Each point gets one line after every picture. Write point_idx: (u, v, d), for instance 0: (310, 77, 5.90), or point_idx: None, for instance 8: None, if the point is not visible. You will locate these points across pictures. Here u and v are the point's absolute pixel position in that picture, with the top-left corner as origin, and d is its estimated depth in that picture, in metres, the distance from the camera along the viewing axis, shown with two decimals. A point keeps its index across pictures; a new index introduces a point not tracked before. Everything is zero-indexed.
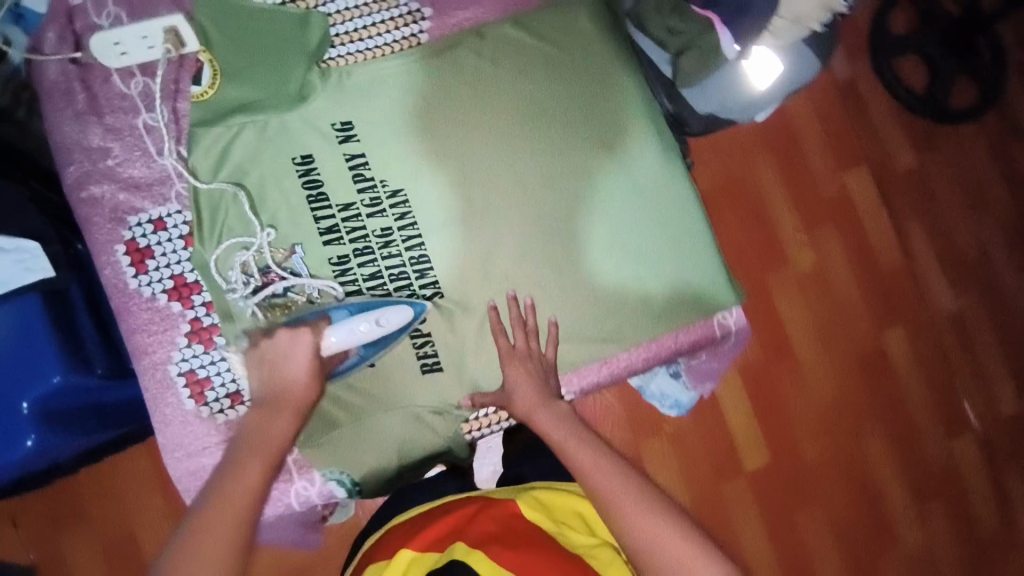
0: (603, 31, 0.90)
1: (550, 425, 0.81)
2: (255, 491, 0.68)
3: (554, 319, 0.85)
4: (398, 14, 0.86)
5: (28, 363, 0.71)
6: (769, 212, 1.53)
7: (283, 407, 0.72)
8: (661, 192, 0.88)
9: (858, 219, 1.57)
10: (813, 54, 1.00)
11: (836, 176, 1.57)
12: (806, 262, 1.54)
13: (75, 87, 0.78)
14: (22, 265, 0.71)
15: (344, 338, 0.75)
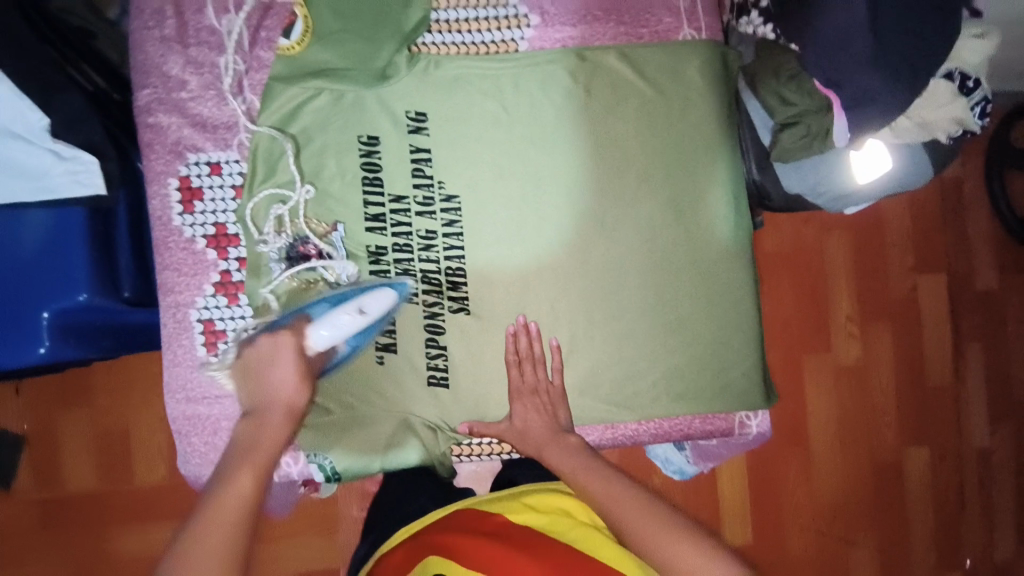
0: (714, 84, 0.82)
1: (559, 457, 0.76)
2: (249, 502, 0.57)
3: (555, 340, 0.81)
4: (503, 15, 0.81)
5: (60, 273, 0.72)
6: (826, 296, 1.44)
7: (272, 410, 0.65)
8: (719, 267, 0.83)
9: (918, 327, 1.47)
10: (931, 162, 0.92)
11: (908, 279, 1.46)
12: (850, 358, 1.45)
13: (167, 11, 0.76)
14: (74, 177, 0.71)
15: (328, 334, 0.71)
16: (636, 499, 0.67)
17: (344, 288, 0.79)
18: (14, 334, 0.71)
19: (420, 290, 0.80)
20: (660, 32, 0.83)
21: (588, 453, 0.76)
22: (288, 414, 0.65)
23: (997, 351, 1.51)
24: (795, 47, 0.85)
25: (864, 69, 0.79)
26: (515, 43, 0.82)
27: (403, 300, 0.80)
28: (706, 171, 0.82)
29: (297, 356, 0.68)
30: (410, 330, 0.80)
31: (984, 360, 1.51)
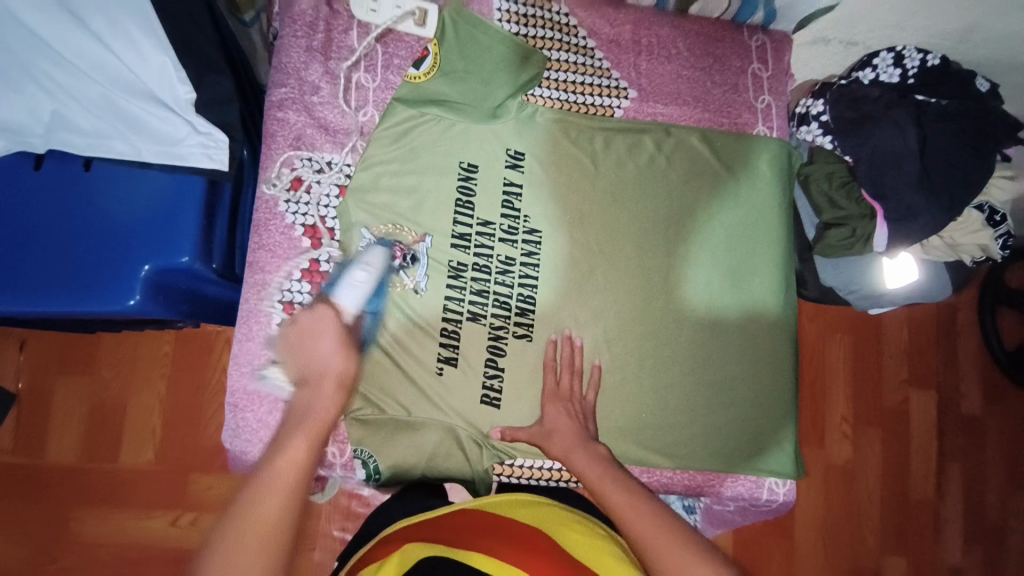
0: (780, 177, 0.92)
1: (583, 462, 0.77)
2: (303, 472, 0.61)
3: (599, 362, 0.86)
4: (605, 85, 0.91)
5: (169, 234, 0.76)
6: (827, 394, 1.51)
7: (324, 382, 0.69)
8: (763, 340, 0.90)
9: (908, 438, 1.54)
10: (950, 280, 1.03)
11: (903, 390, 1.54)
12: (842, 457, 1.51)
13: (318, 26, 0.85)
14: (205, 151, 0.76)
15: (352, 295, 0.76)
16: (630, 496, 0.72)
17: (422, 294, 0.83)
18: (110, 283, 0.73)
19: (490, 311, 0.84)
20: (737, 124, 0.94)
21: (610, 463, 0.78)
22: (336, 387, 0.69)
23: (980, 476, 1.56)
24: (847, 159, 0.97)
25: (910, 189, 0.91)
26: (612, 110, 0.92)
27: (472, 318, 0.84)
28: (763, 253, 0.91)
29: (336, 323, 0.73)
30: (473, 347, 0.84)
31: (963, 483, 1.55)
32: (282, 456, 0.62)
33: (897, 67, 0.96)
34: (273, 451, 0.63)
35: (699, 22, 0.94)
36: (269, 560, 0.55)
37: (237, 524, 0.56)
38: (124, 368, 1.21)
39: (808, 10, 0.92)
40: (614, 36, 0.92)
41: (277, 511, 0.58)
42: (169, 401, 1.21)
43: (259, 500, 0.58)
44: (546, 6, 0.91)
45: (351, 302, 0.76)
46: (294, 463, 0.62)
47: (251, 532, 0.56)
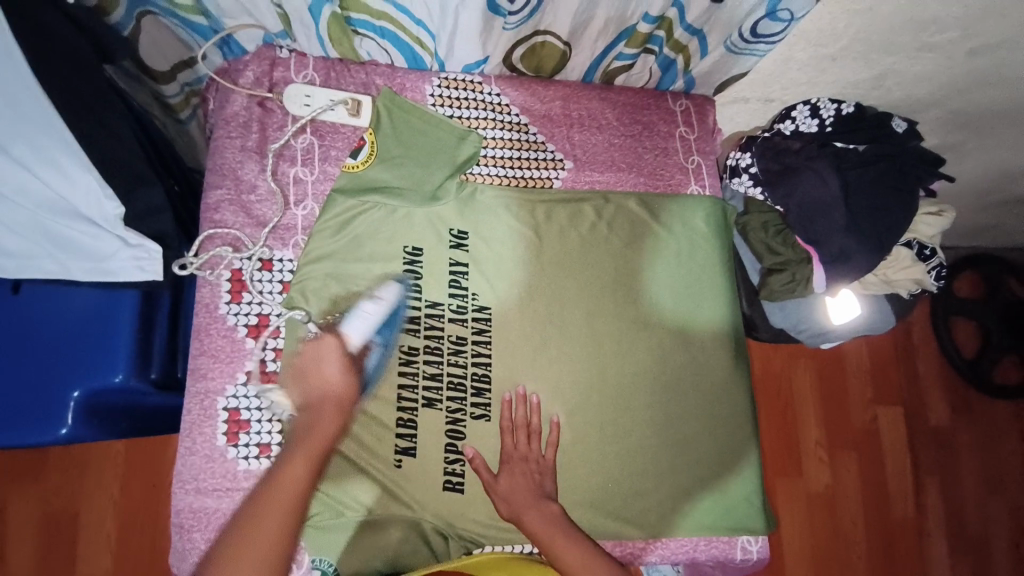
0: (719, 233, 0.95)
1: (542, 525, 0.78)
2: (300, 484, 0.71)
3: (557, 418, 0.85)
4: (542, 158, 0.94)
5: (102, 355, 0.73)
6: (798, 422, 1.53)
7: (323, 405, 0.76)
8: (721, 395, 0.90)
9: (880, 457, 1.56)
10: (892, 314, 1.06)
11: (869, 408, 1.57)
12: (822, 484, 1.51)
13: (252, 126, 0.85)
14: (137, 263, 0.74)
15: (359, 325, 0.80)
16: (585, 553, 0.77)
17: (374, 386, 0.82)
18: (38, 413, 0.70)
19: (445, 395, 0.83)
20: (671, 186, 0.97)
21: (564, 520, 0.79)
22: (332, 399, 0.76)
23: (952, 491, 1.58)
24: (779, 209, 1.02)
25: (837, 233, 0.96)
26: (550, 181, 0.94)
27: (427, 404, 0.83)
28: (709, 311, 0.92)
29: (337, 351, 0.78)
30: (431, 433, 0.82)
31: (939, 499, 1.57)
32: (286, 474, 0.71)
33: (814, 118, 1.02)
34: (280, 471, 0.71)
35: (625, 92, 0.97)
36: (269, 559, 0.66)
37: (244, 531, 0.66)
38: (71, 481, 1.13)
39: (726, 77, 0.95)
40: (546, 112, 0.95)
41: (274, 520, 0.68)
42: (126, 505, 1.14)
43: (259, 518, 0.67)
44: (478, 88, 0.93)
45: (351, 334, 0.80)
46: (293, 478, 0.70)
47: (255, 544, 0.66)
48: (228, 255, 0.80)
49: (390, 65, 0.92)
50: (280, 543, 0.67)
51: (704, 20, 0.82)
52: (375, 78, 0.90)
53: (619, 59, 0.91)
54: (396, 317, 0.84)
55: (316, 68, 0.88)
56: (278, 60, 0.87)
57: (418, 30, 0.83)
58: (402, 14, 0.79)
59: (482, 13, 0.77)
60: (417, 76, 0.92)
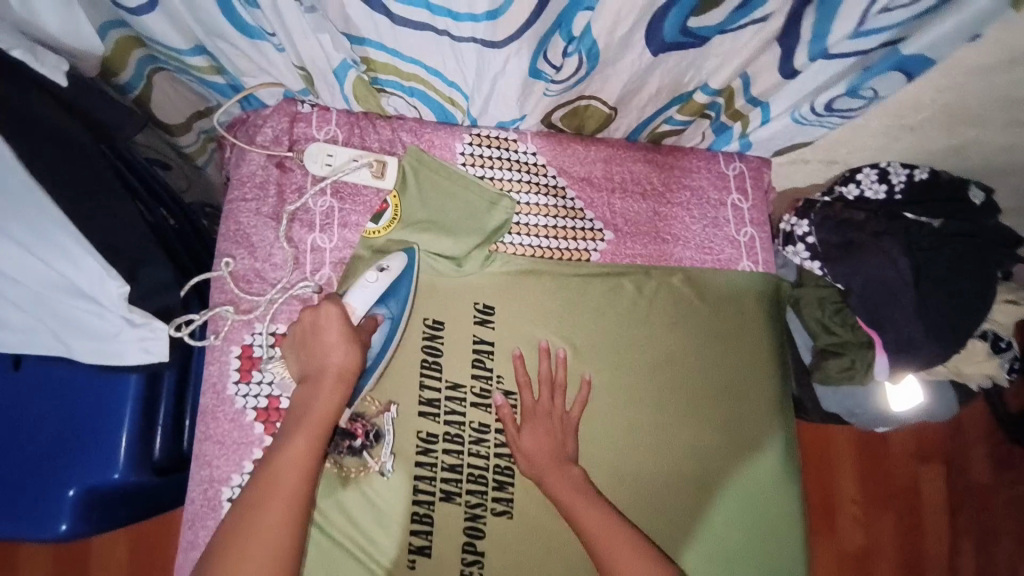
0: (768, 317, 0.87)
1: (564, 488, 0.73)
2: (306, 463, 0.64)
3: (588, 376, 0.81)
4: (580, 227, 0.85)
5: (102, 444, 0.68)
6: (834, 477, 1.40)
7: (324, 377, 0.67)
8: (764, 497, 0.83)
9: (920, 520, 1.40)
10: (956, 400, 0.99)
11: (910, 464, 1.41)
12: (852, 545, 1.38)
13: (270, 188, 0.79)
14: (142, 344, 0.68)
15: (362, 294, 0.73)
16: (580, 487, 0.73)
17: (389, 477, 0.75)
18: (36, 507, 0.66)
19: (464, 489, 0.77)
20: (721, 262, 0.88)
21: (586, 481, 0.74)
22: (325, 377, 0.67)
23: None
24: (839, 286, 0.93)
25: (905, 319, 0.87)
26: (588, 253, 0.85)
27: (445, 498, 0.76)
28: (758, 406, 0.85)
29: (342, 320, 0.69)
30: (449, 531, 0.75)
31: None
32: (282, 465, 0.63)
33: (882, 183, 0.93)
34: (275, 459, 0.63)
35: (674, 154, 0.89)
36: (281, 548, 0.60)
37: (250, 510, 0.60)
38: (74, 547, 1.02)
39: (791, 144, 0.85)
40: (586, 174, 0.86)
41: (283, 501, 0.61)
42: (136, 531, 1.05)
43: (264, 499, 0.61)
44: (512, 145, 0.85)
45: (357, 299, 0.72)
46: (299, 455, 0.64)
47: (263, 531, 0.60)
48: (228, 314, 0.75)
49: (418, 120, 0.84)
50: (292, 524, 0.61)
51: (771, 93, 0.73)
52: (402, 134, 0.83)
53: (668, 123, 0.82)
54: (407, 289, 0.77)
55: (339, 123, 0.81)
56: (299, 116, 0.80)
57: (451, 91, 0.75)
58: (434, 77, 0.71)
59: (522, 79, 0.68)
60: (447, 132, 0.84)
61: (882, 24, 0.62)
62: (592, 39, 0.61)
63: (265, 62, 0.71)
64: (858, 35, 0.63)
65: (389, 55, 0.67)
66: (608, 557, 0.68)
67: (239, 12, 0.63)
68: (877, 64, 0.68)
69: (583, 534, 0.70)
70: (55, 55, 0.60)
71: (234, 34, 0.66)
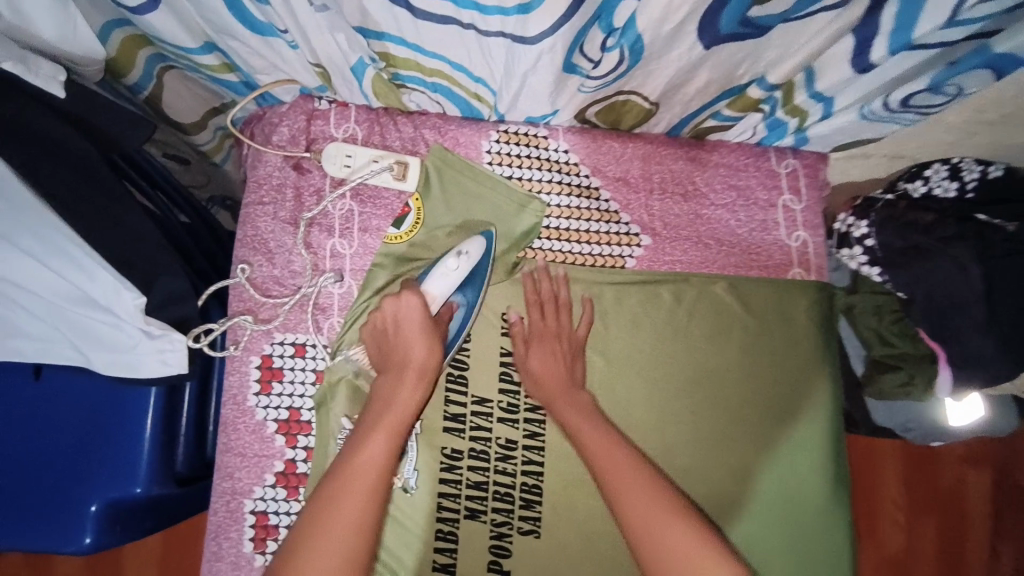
0: (820, 330, 0.79)
1: (573, 416, 0.70)
2: (384, 464, 0.59)
3: (588, 296, 0.77)
4: (614, 231, 0.79)
5: (123, 458, 0.68)
6: (873, 474, 1.29)
7: (407, 372, 0.64)
8: (801, 488, 0.77)
9: (968, 526, 1.28)
10: (1017, 413, 0.93)
11: (960, 465, 1.28)
12: (892, 549, 1.27)
13: (288, 191, 0.75)
14: (159, 356, 0.65)
15: (440, 282, 0.70)
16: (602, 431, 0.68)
17: (413, 494, 0.73)
18: (59, 520, 0.66)
19: (490, 507, 0.73)
20: (769, 269, 0.81)
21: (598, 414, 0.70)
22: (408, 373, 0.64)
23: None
24: (901, 295, 0.84)
25: (974, 332, 0.78)
26: (623, 259, 0.79)
27: (470, 516, 0.73)
28: (808, 429, 0.78)
29: (423, 315, 0.66)
30: (475, 550, 0.73)
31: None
32: (363, 458, 0.59)
33: (952, 181, 0.83)
34: (351, 450, 0.60)
35: (720, 151, 0.81)
36: (356, 544, 0.54)
37: (324, 504, 0.56)
38: (102, 563, 1.01)
39: (851, 140, 0.77)
40: (621, 173, 0.79)
41: (359, 496, 0.56)
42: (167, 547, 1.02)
43: (338, 492, 0.56)
44: (543, 142, 0.78)
45: (434, 290, 0.69)
46: (374, 454, 0.59)
47: (338, 526, 0.54)
48: (247, 325, 0.72)
49: (441, 115, 0.78)
50: (369, 520, 0.55)
51: (838, 88, 0.65)
52: (425, 131, 0.77)
53: (714, 118, 0.75)
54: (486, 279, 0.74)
55: (358, 120, 0.76)
56: (317, 113, 0.75)
57: (477, 86, 0.69)
58: (458, 72, 0.66)
59: (556, 74, 0.62)
60: (473, 128, 0.78)
61: (981, 13, 0.52)
62: (636, 33, 0.55)
63: (279, 59, 0.66)
64: (951, 24, 0.54)
65: (411, 50, 0.62)
66: (612, 485, 0.64)
67: (249, 10, 0.58)
68: (967, 57, 0.58)
69: (591, 464, 0.66)
70: (52, 63, 0.57)
71: (243, 31, 0.61)
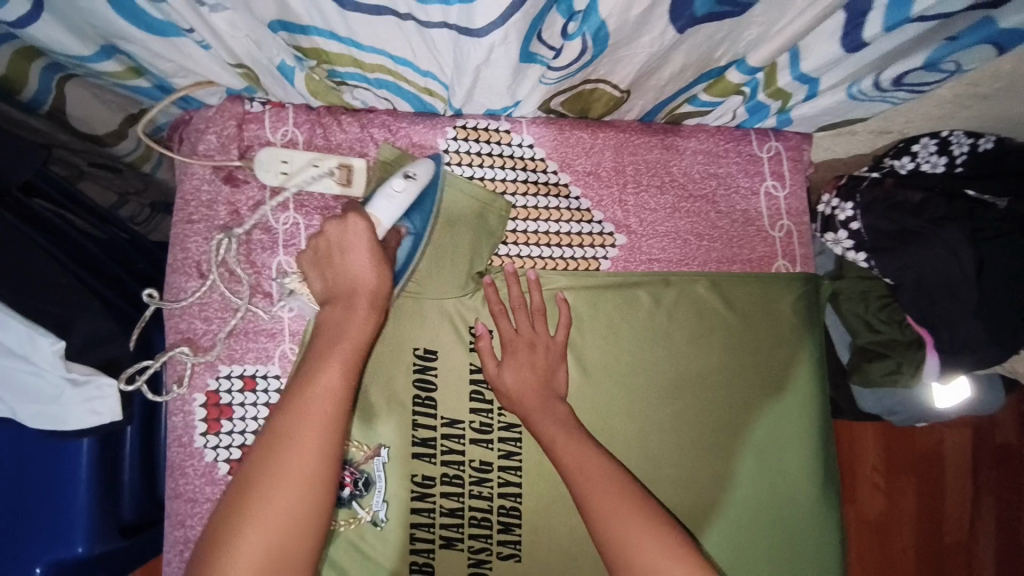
0: (808, 325, 0.76)
1: (549, 426, 0.65)
2: (340, 397, 0.54)
3: (563, 294, 0.71)
4: (587, 231, 0.73)
5: (59, 516, 0.62)
6: (856, 445, 1.26)
7: (356, 300, 0.58)
8: (789, 482, 0.75)
9: (945, 489, 1.27)
10: (1000, 392, 0.91)
11: (936, 429, 1.28)
12: (874, 517, 1.26)
13: (222, 206, 0.67)
14: (88, 405, 0.58)
15: (390, 205, 0.62)
16: (585, 447, 0.63)
17: (383, 526, 0.68)
18: None
19: (467, 534, 0.69)
20: (753, 262, 0.76)
21: (577, 429, 0.65)
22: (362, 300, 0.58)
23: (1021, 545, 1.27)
24: (888, 281, 0.80)
25: (965, 318, 0.75)
26: (598, 261, 0.73)
27: (446, 545, 0.69)
28: (796, 433, 0.75)
29: (373, 239, 0.59)
30: None
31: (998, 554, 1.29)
32: (317, 391, 0.54)
33: (941, 156, 0.79)
34: (300, 389, 0.54)
35: (697, 136, 0.75)
36: (318, 486, 0.52)
37: (276, 447, 0.52)
38: None
39: (837, 119, 0.72)
40: (592, 167, 0.73)
41: (317, 437, 0.52)
42: None
43: (293, 433, 0.52)
44: (505, 137, 0.71)
45: (381, 215, 0.62)
46: (330, 389, 0.54)
47: (293, 472, 0.51)
48: (186, 357, 0.65)
49: (391, 112, 0.70)
50: (331, 462, 0.52)
51: (825, 69, 0.59)
52: (372, 130, 0.69)
53: (691, 103, 0.68)
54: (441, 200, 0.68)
55: (296, 122, 0.68)
56: (248, 117, 0.67)
57: (426, 81, 0.61)
58: (403, 67, 0.58)
59: (513, 66, 0.55)
60: (427, 125, 0.70)
61: None
62: (599, 19, 0.48)
63: (191, 61, 0.58)
64: None
65: (346, 45, 0.54)
66: (592, 503, 0.60)
67: (143, 8, 0.50)
68: (965, 34, 0.54)
69: (568, 479, 0.62)
70: None
71: (139, 32, 0.52)
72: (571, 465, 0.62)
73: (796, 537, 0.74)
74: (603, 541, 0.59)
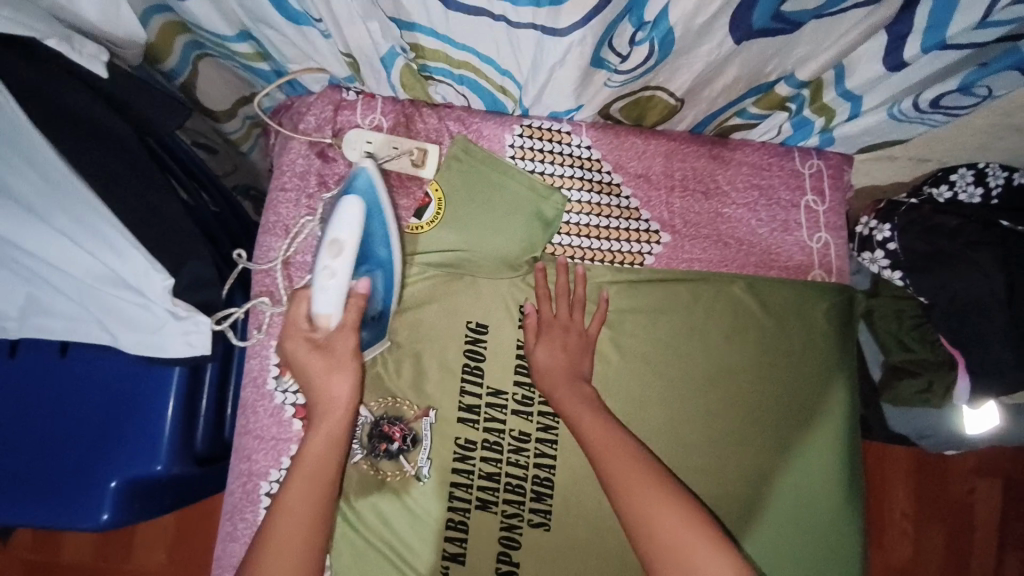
0: (839, 334, 0.79)
1: (576, 405, 0.69)
2: (333, 454, 0.65)
3: (606, 294, 0.76)
4: (634, 228, 0.79)
5: (145, 436, 0.69)
6: (882, 481, 1.25)
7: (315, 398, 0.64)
8: (814, 483, 0.77)
9: (977, 538, 1.24)
10: None
11: (969, 474, 1.25)
12: (899, 558, 1.24)
13: (311, 179, 0.76)
14: (185, 338, 0.66)
15: (326, 300, 0.62)
16: (603, 425, 0.67)
17: (425, 482, 0.73)
18: (78, 497, 0.68)
19: (502, 498, 0.73)
20: (790, 270, 0.80)
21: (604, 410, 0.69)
22: (325, 397, 0.64)
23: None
24: (922, 300, 0.83)
25: (997, 340, 0.76)
26: (642, 256, 0.79)
27: (481, 506, 0.73)
28: (822, 435, 0.77)
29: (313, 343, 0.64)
30: (484, 541, 0.73)
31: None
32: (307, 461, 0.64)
33: (978, 186, 0.83)
34: (284, 504, 0.62)
35: (742, 150, 0.81)
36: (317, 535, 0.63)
37: (280, 514, 0.62)
38: (116, 547, 1.04)
39: (877, 141, 0.77)
40: (643, 170, 0.79)
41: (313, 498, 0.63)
42: (179, 545, 1.04)
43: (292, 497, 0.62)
44: (565, 138, 0.78)
45: (340, 299, 0.62)
46: (322, 456, 0.64)
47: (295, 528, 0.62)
48: (266, 307, 0.73)
49: (466, 109, 0.78)
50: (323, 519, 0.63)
51: (867, 87, 0.65)
52: (448, 123, 0.78)
53: (740, 116, 0.74)
54: (379, 200, 0.68)
55: (383, 111, 0.77)
56: (343, 104, 0.77)
57: (503, 79, 0.69)
58: (486, 65, 0.66)
59: (582, 69, 0.62)
60: (496, 122, 0.78)
61: (1014, 16, 0.53)
62: (668, 25, 0.55)
63: (312, 49, 0.68)
64: (982, 26, 0.54)
65: (441, 42, 0.62)
66: (611, 476, 0.65)
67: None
68: (997, 60, 0.59)
69: (586, 446, 0.67)
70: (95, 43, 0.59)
71: (283, 22, 0.63)
72: (591, 442, 0.67)
73: (824, 542, 0.76)
74: (625, 513, 0.63)
